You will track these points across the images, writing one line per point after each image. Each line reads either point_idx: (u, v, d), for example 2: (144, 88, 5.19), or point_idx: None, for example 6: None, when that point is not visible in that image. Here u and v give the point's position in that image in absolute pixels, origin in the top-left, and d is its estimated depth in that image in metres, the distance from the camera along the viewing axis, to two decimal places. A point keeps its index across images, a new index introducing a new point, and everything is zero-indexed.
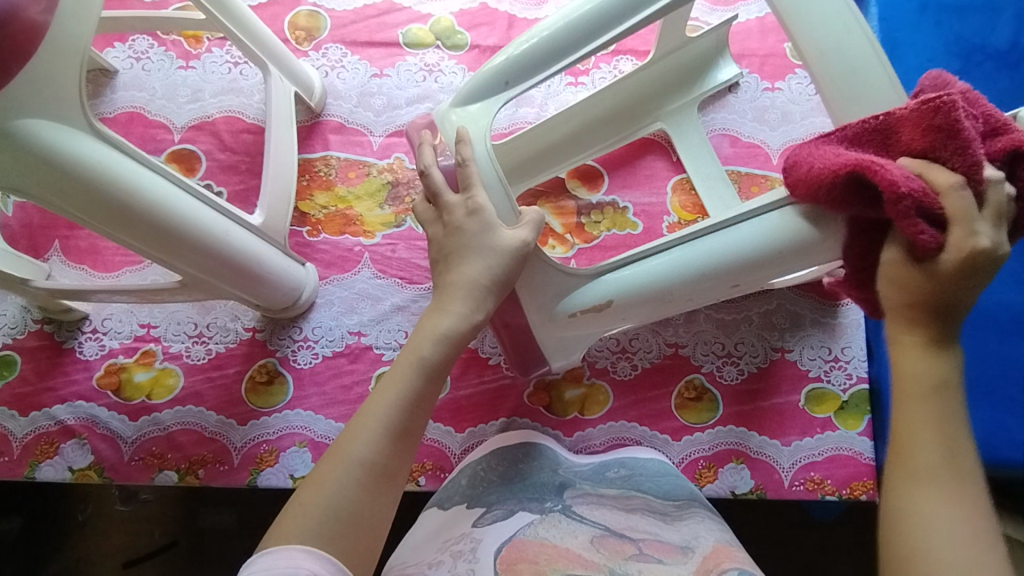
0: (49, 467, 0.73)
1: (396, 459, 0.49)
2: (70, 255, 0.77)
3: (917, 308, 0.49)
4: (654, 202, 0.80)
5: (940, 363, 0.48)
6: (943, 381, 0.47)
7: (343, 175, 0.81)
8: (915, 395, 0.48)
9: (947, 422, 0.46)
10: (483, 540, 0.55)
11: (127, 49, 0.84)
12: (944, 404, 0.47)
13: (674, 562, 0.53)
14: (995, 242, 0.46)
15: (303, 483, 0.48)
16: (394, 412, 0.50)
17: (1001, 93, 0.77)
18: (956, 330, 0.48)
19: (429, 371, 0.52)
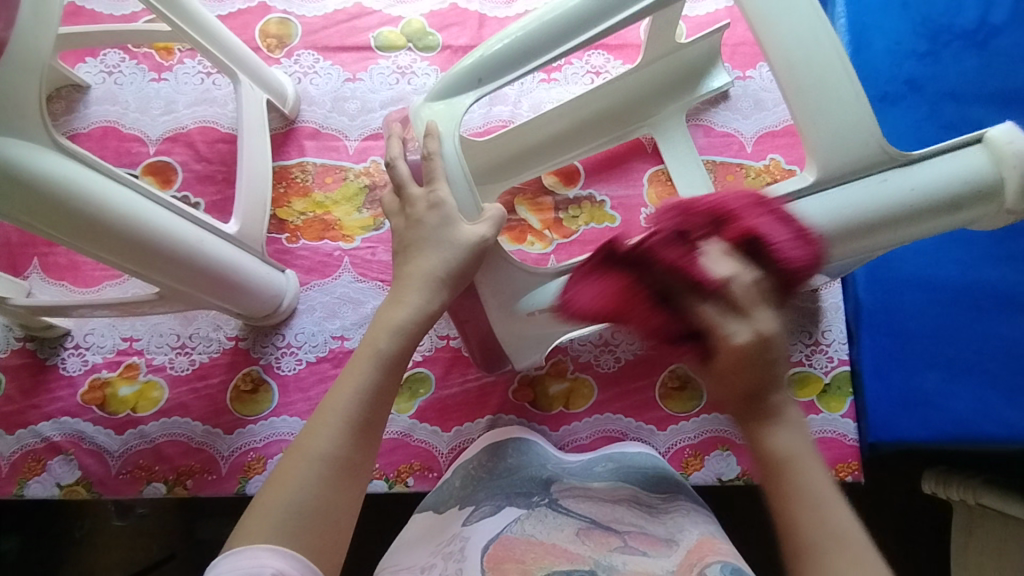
0: (37, 485, 0.73)
1: (359, 452, 0.49)
2: (49, 272, 0.77)
3: (728, 394, 0.47)
4: (630, 194, 0.81)
5: (762, 428, 0.46)
6: (788, 454, 0.45)
7: (320, 180, 0.81)
8: (783, 480, 0.45)
9: (808, 490, 0.44)
10: (472, 539, 0.55)
11: (98, 64, 0.84)
12: (792, 477, 0.44)
13: (658, 555, 0.52)
14: (757, 333, 0.45)
15: (268, 481, 0.48)
16: (354, 404, 0.50)
17: (969, 73, 0.77)
18: (775, 398, 0.46)
19: (386, 363, 0.52)
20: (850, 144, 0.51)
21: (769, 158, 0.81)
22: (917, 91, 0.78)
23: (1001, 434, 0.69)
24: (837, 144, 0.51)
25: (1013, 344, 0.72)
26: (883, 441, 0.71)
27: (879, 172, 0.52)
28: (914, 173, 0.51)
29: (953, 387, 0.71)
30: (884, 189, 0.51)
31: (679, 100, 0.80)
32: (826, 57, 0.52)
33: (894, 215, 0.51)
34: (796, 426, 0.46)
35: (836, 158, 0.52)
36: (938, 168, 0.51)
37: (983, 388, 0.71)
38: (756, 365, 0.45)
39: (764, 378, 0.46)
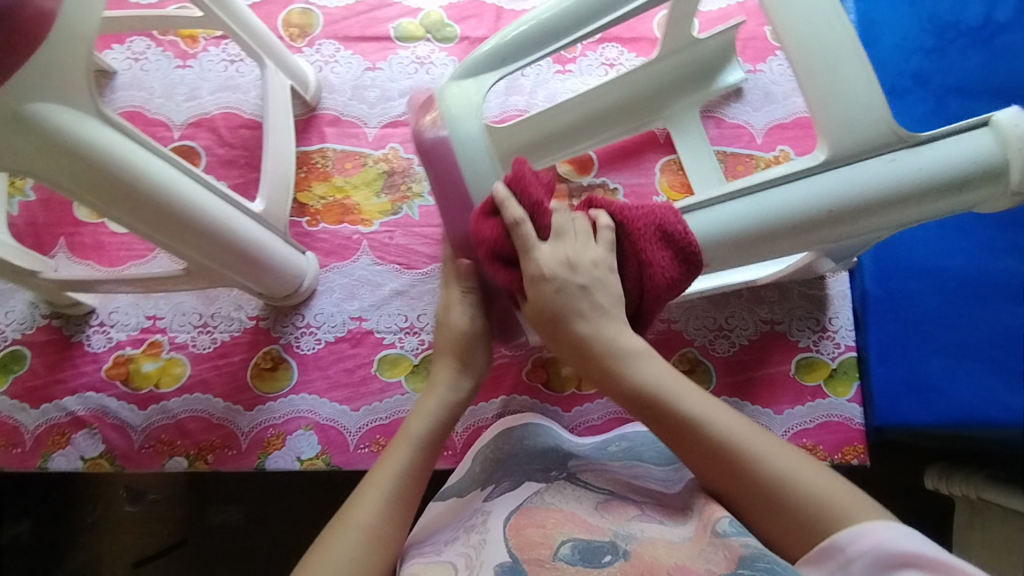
0: (61, 458, 0.75)
1: (394, 522, 0.54)
2: (76, 251, 0.80)
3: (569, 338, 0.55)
4: (642, 183, 0.83)
5: (625, 377, 0.54)
6: (649, 389, 0.53)
7: (340, 166, 0.83)
8: (670, 410, 0.52)
9: (688, 413, 0.52)
10: (494, 511, 0.57)
11: (124, 50, 0.87)
12: (664, 412, 0.53)
13: (675, 522, 0.54)
14: (559, 261, 0.53)
15: (313, 547, 0.53)
16: (393, 482, 0.56)
17: (974, 68, 0.79)
18: (592, 334, 0.54)
19: (423, 444, 0.59)
20: (858, 125, 0.52)
21: (778, 149, 0.83)
22: (922, 86, 0.80)
23: (1003, 418, 0.71)
24: (848, 124, 0.52)
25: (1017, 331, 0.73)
26: (889, 425, 0.73)
27: (887, 153, 0.52)
28: (921, 154, 0.51)
29: (956, 374, 0.73)
30: (891, 169, 0.51)
31: (694, 93, 0.82)
32: (837, 47, 0.52)
33: (899, 196, 0.52)
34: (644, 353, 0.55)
35: (846, 138, 0.52)
36: (940, 153, 0.51)
37: (988, 374, 0.72)
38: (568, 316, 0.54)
39: (578, 347, 0.55)
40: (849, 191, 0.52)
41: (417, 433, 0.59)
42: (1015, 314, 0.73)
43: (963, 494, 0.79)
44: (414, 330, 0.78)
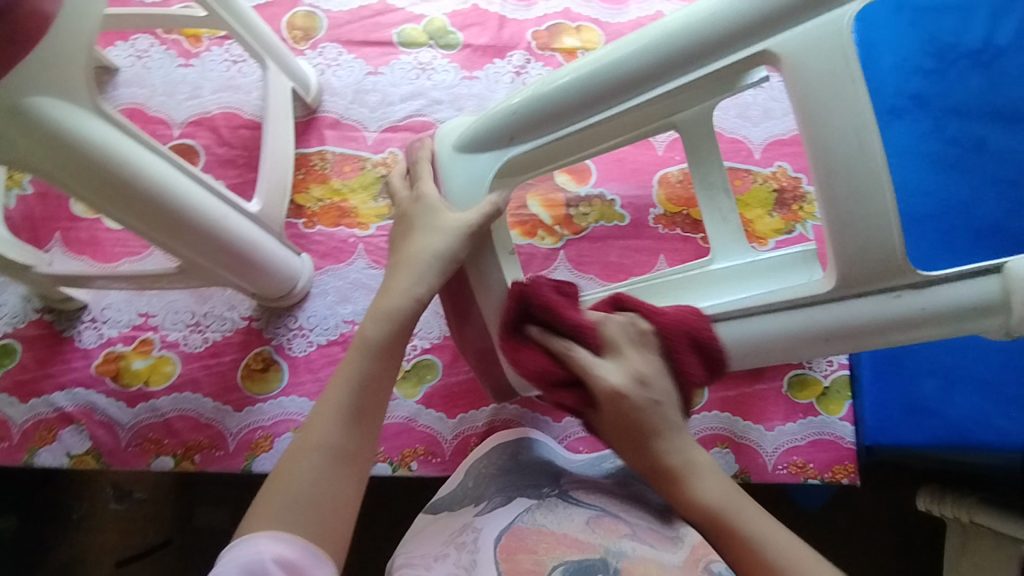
0: (48, 453, 0.74)
1: (359, 440, 0.52)
2: (71, 246, 0.79)
3: (634, 455, 0.55)
4: (640, 195, 0.83)
5: (694, 489, 0.52)
6: (718, 504, 0.51)
7: (338, 169, 0.83)
8: (727, 526, 0.50)
9: (757, 536, 0.49)
10: (485, 530, 0.56)
11: (128, 48, 0.87)
12: (732, 525, 0.50)
13: (664, 549, 0.56)
14: (627, 376, 0.55)
15: (274, 471, 0.51)
16: (349, 390, 0.53)
17: (974, 90, 0.79)
18: (660, 446, 0.54)
19: (378, 349, 0.55)
20: (870, 257, 0.50)
21: (776, 165, 0.83)
22: (922, 106, 0.80)
23: (994, 442, 0.70)
24: (858, 258, 0.50)
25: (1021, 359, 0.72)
26: (880, 444, 0.73)
27: (895, 289, 0.52)
28: (928, 293, 0.52)
29: (949, 396, 0.72)
30: (894, 305, 0.52)
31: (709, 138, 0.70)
32: (858, 123, 0.47)
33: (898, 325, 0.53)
34: (709, 465, 0.54)
35: (854, 271, 0.51)
36: (944, 297, 0.52)
37: (978, 395, 0.72)
38: (635, 415, 0.54)
39: (635, 430, 0.54)
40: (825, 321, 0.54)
41: (377, 339, 0.55)
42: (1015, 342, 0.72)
43: (955, 516, 0.77)
44: None
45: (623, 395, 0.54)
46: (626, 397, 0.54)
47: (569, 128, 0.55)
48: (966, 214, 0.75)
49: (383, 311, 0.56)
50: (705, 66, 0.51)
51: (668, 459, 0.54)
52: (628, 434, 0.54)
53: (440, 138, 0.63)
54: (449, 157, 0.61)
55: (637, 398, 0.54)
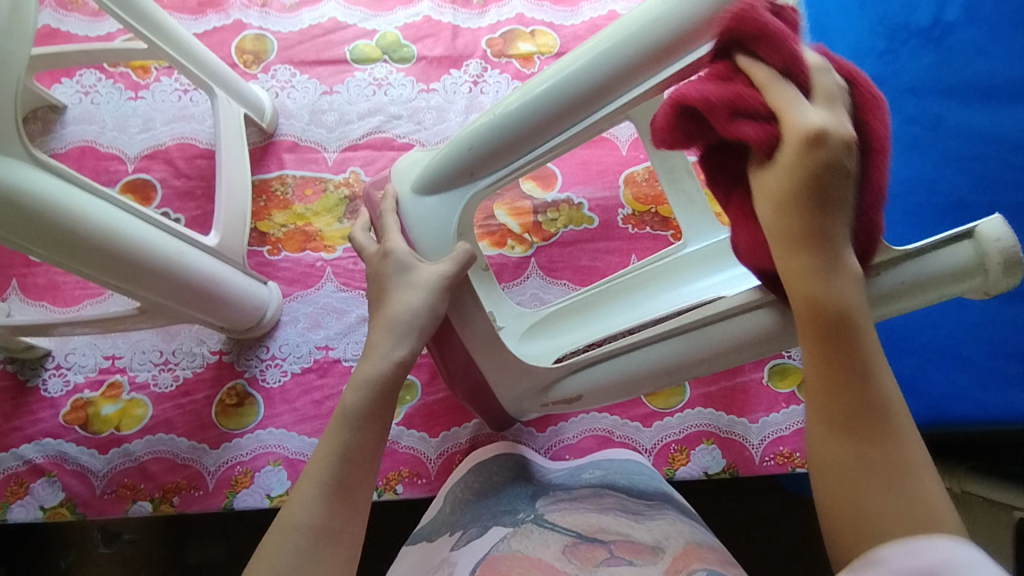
0: (21, 508, 0.72)
1: (342, 517, 0.49)
2: (29, 293, 0.77)
3: (793, 215, 0.45)
4: (607, 196, 0.82)
5: (830, 286, 0.44)
6: (846, 308, 0.43)
7: (300, 192, 0.81)
8: (846, 335, 0.43)
9: (871, 362, 0.42)
10: (460, 563, 0.53)
11: (74, 84, 0.85)
12: (846, 342, 0.43)
13: (645, 562, 0.49)
14: (824, 120, 0.45)
15: (257, 551, 0.48)
16: (331, 465, 0.50)
17: (928, 67, 0.79)
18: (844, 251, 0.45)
19: (356, 419, 0.52)
20: None
21: None
22: (877, 88, 0.82)
23: (976, 416, 0.70)
24: None
25: (1002, 327, 0.71)
26: None
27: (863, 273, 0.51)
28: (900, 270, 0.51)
29: (927, 373, 0.73)
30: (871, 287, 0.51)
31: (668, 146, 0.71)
32: None
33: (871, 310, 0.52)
34: (853, 277, 0.44)
35: None
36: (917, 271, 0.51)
37: (958, 372, 0.71)
38: (828, 178, 0.44)
39: (822, 199, 0.44)
40: (728, 341, 0.56)
41: (358, 408, 0.52)
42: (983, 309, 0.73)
43: (948, 487, 0.78)
44: None
45: (820, 140, 0.44)
46: (806, 154, 0.44)
47: (527, 152, 0.53)
48: (930, 191, 0.75)
49: (361, 382, 0.53)
50: (661, 72, 0.50)
51: (816, 218, 0.45)
52: (796, 206, 0.45)
53: (397, 176, 0.60)
54: (412, 206, 0.58)
55: (839, 132, 0.45)
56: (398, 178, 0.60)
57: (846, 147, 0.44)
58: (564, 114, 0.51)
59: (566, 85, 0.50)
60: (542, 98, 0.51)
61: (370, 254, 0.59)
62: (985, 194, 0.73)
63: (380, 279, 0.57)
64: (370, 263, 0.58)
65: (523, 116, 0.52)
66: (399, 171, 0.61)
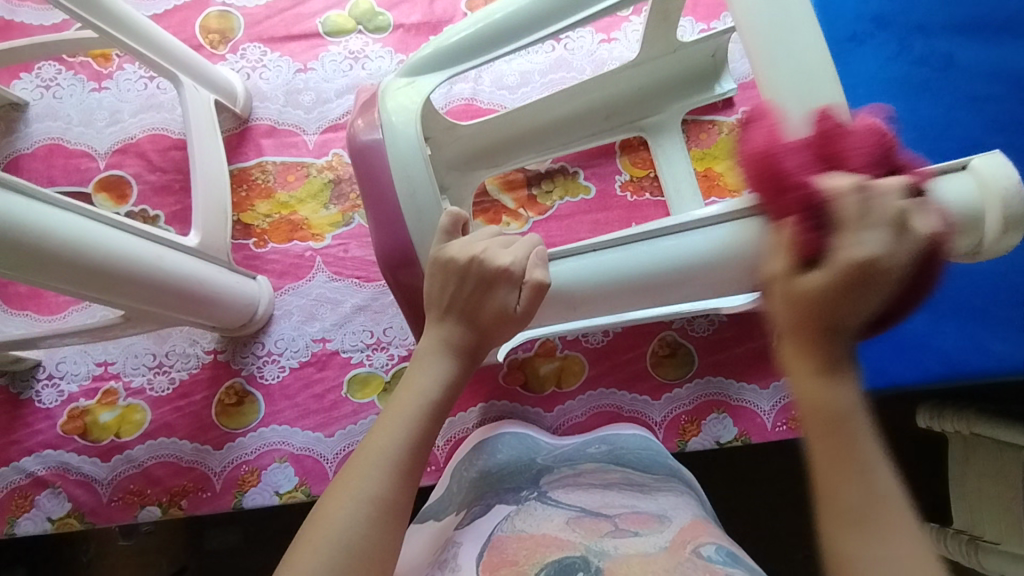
0: (28, 521, 0.71)
1: (406, 495, 0.42)
2: (11, 303, 0.75)
3: (793, 325, 0.36)
4: (604, 162, 0.78)
5: (830, 389, 0.35)
6: (843, 409, 0.35)
7: (282, 179, 0.78)
8: (833, 435, 0.34)
9: (864, 457, 0.34)
10: (465, 544, 0.52)
11: (34, 79, 0.80)
12: (847, 442, 0.34)
13: (651, 532, 0.49)
14: (885, 248, 0.35)
15: (313, 508, 0.42)
16: (402, 444, 0.43)
17: (935, 3, 0.74)
18: (851, 343, 0.36)
19: (433, 409, 0.45)
20: None
21: (742, 111, 0.77)
22: (884, 27, 0.75)
23: (991, 367, 0.67)
24: None
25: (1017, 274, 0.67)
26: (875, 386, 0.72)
27: None
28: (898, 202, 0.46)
29: (937, 325, 0.69)
30: None
31: (680, 100, 0.75)
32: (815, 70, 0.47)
33: None
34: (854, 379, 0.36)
35: None
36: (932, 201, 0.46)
37: (973, 325, 0.68)
38: (875, 283, 0.35)
39: (843, 305, 0.35)
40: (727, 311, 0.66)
41: (450, 372, 0.47)
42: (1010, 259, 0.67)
43: (956, 430, 0.76)
44: (382, 346, 0.74)
45: (865, 278, 0.35)
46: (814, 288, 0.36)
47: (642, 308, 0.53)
48: (942, 136, 0.71)
49: (435, 366, 0.46)
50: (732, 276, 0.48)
51: (849, 311, 0.35)
52: (861, 279, 0.35)
53: (383, 126, 0.52)
54: (420, 170, 0.52)
55: (895, 264, 0.35)
56: (387, 102, 0.53)
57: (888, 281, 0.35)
58: (655, 290, 0.50)
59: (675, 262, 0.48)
60: (521, 8, 0.53)
61: (452, 253, 0.48)
62: (1000, 135, 0.69)
63: (471, 306, 0.47)
64: (450, 266, 0.48)
65: (622, 265, 0.50)
66: (379, 90, 0.55)
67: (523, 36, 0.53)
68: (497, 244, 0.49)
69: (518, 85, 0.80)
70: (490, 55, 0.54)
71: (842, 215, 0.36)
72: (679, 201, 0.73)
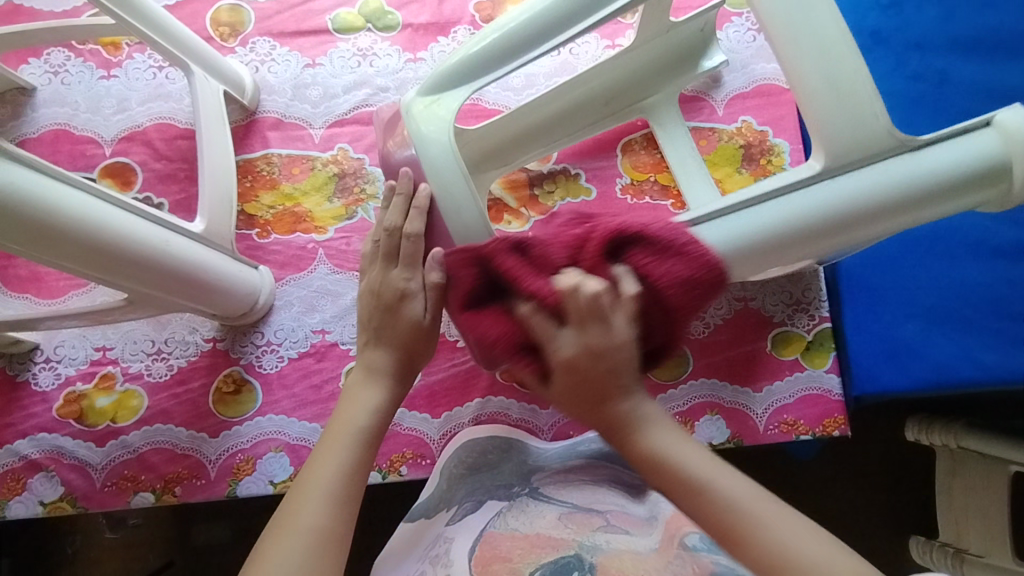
0: (19, 504, 0.71)
1: (344, 521, 0.47)
2: (11, 285, 0.75)
3: (579, 409, 0.49)
4: (605, 165, 0.79)
5: (642, 440, 0.47)
6: (658, 451, 0.47)
7: (287, 172, 0.78)
8: (678, 479, 0.45)
9: (688, 471, 0.45)
10: (456, 539, 0.52)
11: (42, 64, 0.81)
12: (688, 474, 0.45)
13: (640, 532, 0.51)
14: (582, 343, 0.46)
15: (257, 549, 0.46)
16: (335, 479, 0.49)
17: (932, 22, 0.77)
18: (620, 406, 0.48)
19: (366, 438, 0.52)
20: (854, 123, 0.50)
21: (740, 121, 0.79)
22: (882, 43, 0.78)
23: (978, 377, 0.68)
24: (841, 125, 0.50)
25: (1003, 288, 0.70)
26: (867, 393, 0.72)
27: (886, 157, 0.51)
28: (918, 158, 0.50)
29: (931, 336, 0.70)
30: (888, 170, 0.50)
31: (677, 78, 0.77)
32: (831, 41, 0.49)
33: (902, 199, 0.51)
34: (639, 409, 0.48)
35: (840, 137, 0.50)
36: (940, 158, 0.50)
37: (961, 334, 0.70)
38: (593, 367, 0.47)
39: (613, 385, 0.47)
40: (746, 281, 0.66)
41: (374, 399, 0.54)
42: (992, 270, 0.71)
43: (943, 443, 0.77)
44: None
45: (596, 354, 0.47)
46: (584, 341, 0.47)
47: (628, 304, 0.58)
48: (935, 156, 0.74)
49: (363, 400, 0.54)
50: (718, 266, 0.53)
51: (647, 433, 0.47)
52: (581, 374, 0.47)
53: (416, 140, 0.53)
54: (460, 185, 0.52)
55: (614, 334, 0.47)
56: (414, 118, 0.54)
57: (620, 346, 0.47)
58: None
59: (847, 205, 0.50)
60: (539, 11, 0.54)
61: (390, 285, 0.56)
62: None
63: (385, 329, 0.57)
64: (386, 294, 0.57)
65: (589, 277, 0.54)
66: (403, 108, 0.55)
67: (551, 35, 0.54)
68: (397, 268, 0.56)
69: (523, 87, 0.81)
70: (521, 59, 0.55)
71: (574, 309, 0.46)
72: (688, 180, 0.74)
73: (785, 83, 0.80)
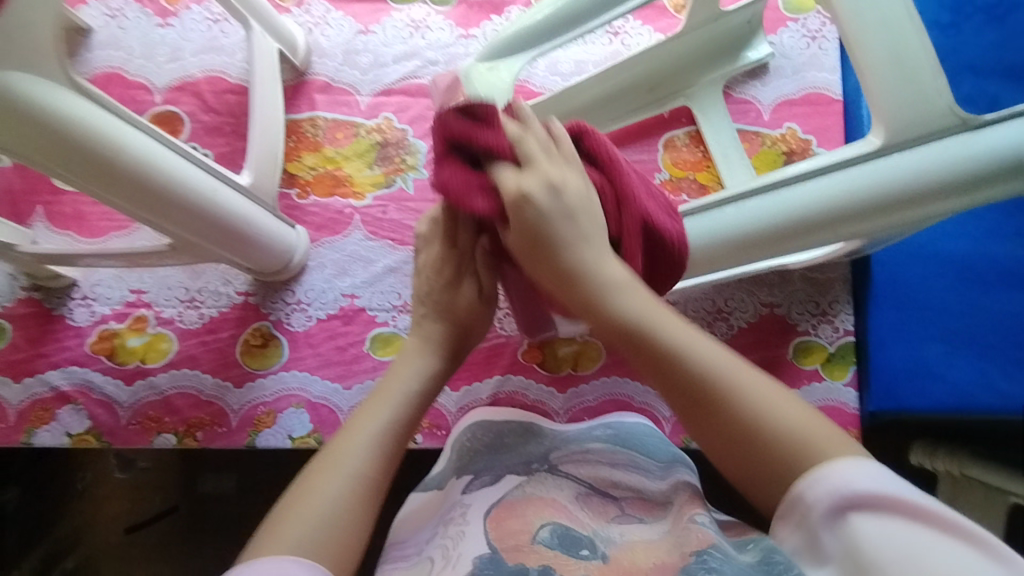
0: (46, 433, 0.73)
1: (385, 474, 0.49)
2: (55, 222, 0.76)
3: (530, 260, 0.48)
4: (644, 159, 0.79)
5: (604, 303, 0.45)
6: (632, 322, 0.44)
7: (331, 136, 0.79)
8: (651, 344, 0.43)
9: (669, 339, 0.43)
10: (473, 505, 0.54)
11: (101, 6, 0.82)
12: (652, 342, 0.43)
13: (655, 520, 0.52)
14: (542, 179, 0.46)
15: (293, 486, 0.47)
16: (381, 431, 0.51)
17: (987, 46, 0.76)
18: (575, 257, 0.46)
19: (412, 401, 0.54)
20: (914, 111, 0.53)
21: (786, 126, 0.79)
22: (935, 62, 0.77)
23: (997, 404, 0.69)
24: (902, 110, 0.53)
25: None
26: (884, 409, 0.71)
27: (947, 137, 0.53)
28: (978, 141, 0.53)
29: (953, 359, 0.71)
30: (948, 149, 0.53)
31: (722, 68, 0.78)
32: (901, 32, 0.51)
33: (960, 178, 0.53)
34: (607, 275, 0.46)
35: (899, 119, 0.53)
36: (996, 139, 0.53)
37: (982, 360, 0.70)
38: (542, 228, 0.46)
39: (550, 259, 0.46)
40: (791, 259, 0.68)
41: (423, 367, 0.57)
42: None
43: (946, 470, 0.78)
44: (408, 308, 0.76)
45: (528, 198, 0.46)
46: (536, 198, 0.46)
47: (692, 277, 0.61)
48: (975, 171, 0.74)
49: (413, 365, 0.56)
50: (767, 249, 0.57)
51: (607, 299, 0.45)
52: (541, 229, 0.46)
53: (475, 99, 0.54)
54: None
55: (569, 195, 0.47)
56: (472, 81, 0.56)
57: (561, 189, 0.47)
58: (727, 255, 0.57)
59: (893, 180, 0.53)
60: None
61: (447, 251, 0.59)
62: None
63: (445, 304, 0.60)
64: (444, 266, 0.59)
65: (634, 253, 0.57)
66: (462, 72, 0.57)
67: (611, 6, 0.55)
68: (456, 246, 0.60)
69: (571, 73, 0.81)
70: (580, 27, 0.56)
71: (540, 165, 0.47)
72: (729, 168, 0.76)
73: (834, 94, 0.79)
